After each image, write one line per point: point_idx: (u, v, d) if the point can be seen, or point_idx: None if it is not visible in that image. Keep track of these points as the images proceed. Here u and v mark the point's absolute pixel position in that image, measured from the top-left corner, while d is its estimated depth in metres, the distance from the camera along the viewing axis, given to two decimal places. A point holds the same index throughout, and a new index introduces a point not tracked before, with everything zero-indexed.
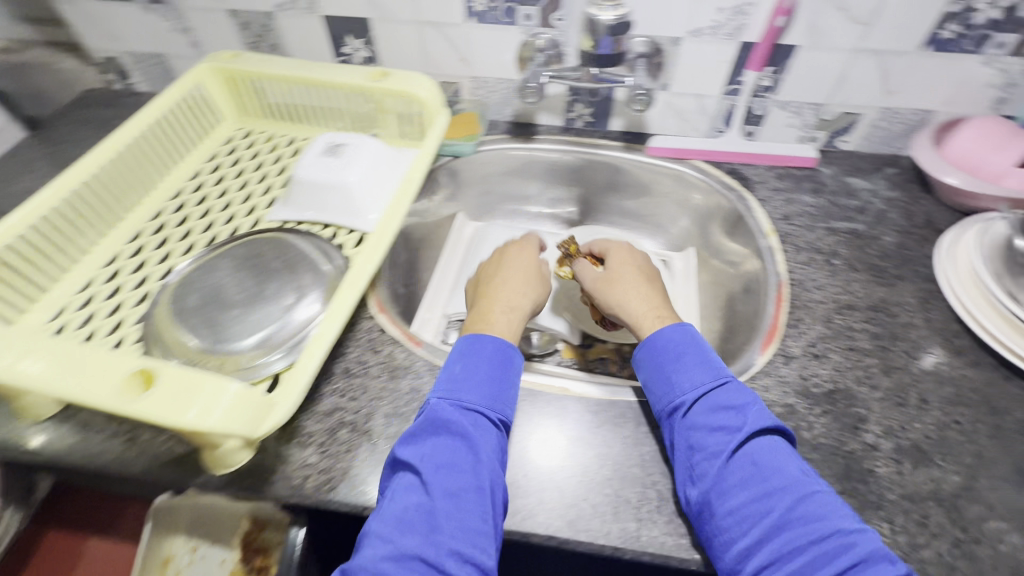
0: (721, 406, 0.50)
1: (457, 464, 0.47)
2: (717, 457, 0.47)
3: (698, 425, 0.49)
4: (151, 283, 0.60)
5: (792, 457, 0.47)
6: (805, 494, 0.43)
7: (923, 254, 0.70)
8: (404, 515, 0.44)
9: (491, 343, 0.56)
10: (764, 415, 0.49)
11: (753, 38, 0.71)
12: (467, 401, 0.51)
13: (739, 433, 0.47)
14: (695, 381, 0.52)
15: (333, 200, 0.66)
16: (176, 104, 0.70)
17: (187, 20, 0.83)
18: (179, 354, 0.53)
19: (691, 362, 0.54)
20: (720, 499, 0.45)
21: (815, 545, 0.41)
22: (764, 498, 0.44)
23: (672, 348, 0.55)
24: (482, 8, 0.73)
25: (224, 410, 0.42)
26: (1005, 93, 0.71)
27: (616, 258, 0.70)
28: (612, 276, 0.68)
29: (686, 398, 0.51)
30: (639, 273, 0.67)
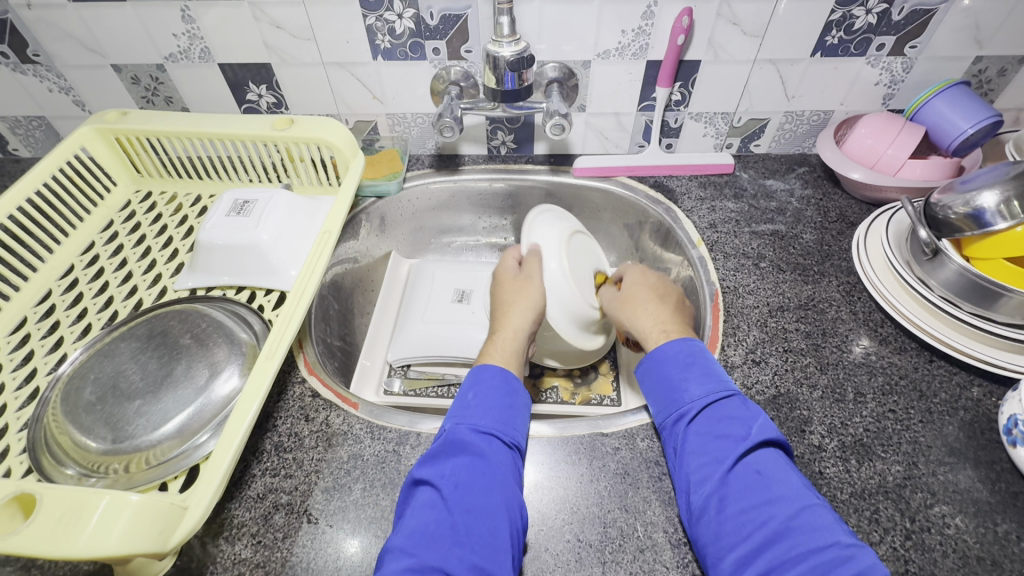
0: (727, 416, 0.49)
1: (475, 486, 0.45)
2: (720, 464, 0.46)
3: (701, 433, 0.49)
4: (41, 377, 0.53)
5: (794, 472, 0.46)
6: (805, 506, 0.42)
7: (841, 247, 0.73)
8: (423, 531, 0.42)
9: (490, 375, 0.55)
10: (769, 426, 0.48)
11: (659, 55, 0.73)
12: (485, 426, 0.50)
13: (744, 442, 0.47)
14: (702, 389, 0.51)
15: (246, 261, 0.61)
16: (56, 174, 0.63)
17: (68, 80, 0.77)
18: (78, 460, 0.48)
19: (697, 372, 0.53)
20: (720, 505, 0.44)
21: (814, 555, 0.39)
22: (765, 505, 0.43)
23: (681, 357, 0.54)
24: (387, 45, 0.71)
25: (124, 528, 0.36)
26: (891, 90, 0.77)
27: (632, 275, 0.68)
28: (626, 297, 0.66)
29: (692, 406, 0.51)
30: (653, 292, 0.64)
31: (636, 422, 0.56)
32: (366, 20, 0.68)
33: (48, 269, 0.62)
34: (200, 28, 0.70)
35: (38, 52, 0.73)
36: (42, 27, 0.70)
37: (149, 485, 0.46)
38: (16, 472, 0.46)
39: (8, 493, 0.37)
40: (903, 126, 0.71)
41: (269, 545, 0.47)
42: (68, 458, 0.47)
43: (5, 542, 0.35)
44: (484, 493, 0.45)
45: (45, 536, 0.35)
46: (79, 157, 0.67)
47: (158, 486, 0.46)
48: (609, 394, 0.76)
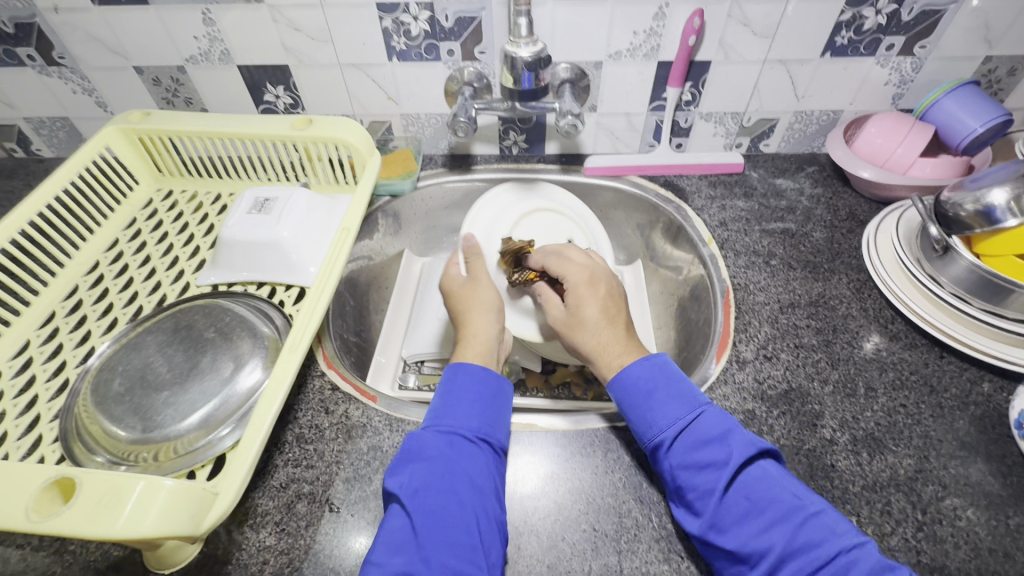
0: (705, 439, 0.47)
1: (435, 489, 0.45)
2: (709, 497, 0.45)
3: (684, 466, 0.47)
4: (70, 369, 0.55)
5: (784, 479, 0.45)
6: (804, 518, 0.42)
7: (851, 245, 0.73)
8: (391, 540, 0.43)
9: (465, 373, 0.54)
10: (748, 443, 0.46)
11: (670, 56, 0.74)
12: (449, 427, 0.50)
13: (727, 468, 0.45)
14: (673, 417, 0.49)
15: (267, 257, 0.63)
16: (82, 173, 0.65)
17: (91, 81, 0.79)
18: (108, 448, 0.49)
19: (664, 398, 0.50)
20: (720, 536, 0.44)
21: (819, 574, 0.40)
22: (761, 532, 0.42)
23: (644, 385, 0.52)
24: (403, 46, 0.73)
25: (158, 514, 0.38)
26: (900, 89, 0.77)
27: (581, 283, 0.61)
28: (577, 320, 0.59)
29: (666, 438, 0.48)
30: (605, 314, 0.59)
31: None
32: (382, 22, 0.70)
33: (75, 264, 0.63)
34: (220, 31, 0.72)
35: (64, 55, 0.75)
36: (68, 30, 0.72)
37: (179, 473, 0.47)
38: (50, 459, 0.48)
39: (48, 478, 0.38)
40: (912, 126, 0.72)
41: (293, 533, 0.49)
42: (99, 446, 0.49)
43: (45, 523, 0.37)
44: (448, 494, 0.45)
45: (85, 518, 0.37)
46: (105, 156, 0.69)
47: (186, 474, 0.48)
48: None
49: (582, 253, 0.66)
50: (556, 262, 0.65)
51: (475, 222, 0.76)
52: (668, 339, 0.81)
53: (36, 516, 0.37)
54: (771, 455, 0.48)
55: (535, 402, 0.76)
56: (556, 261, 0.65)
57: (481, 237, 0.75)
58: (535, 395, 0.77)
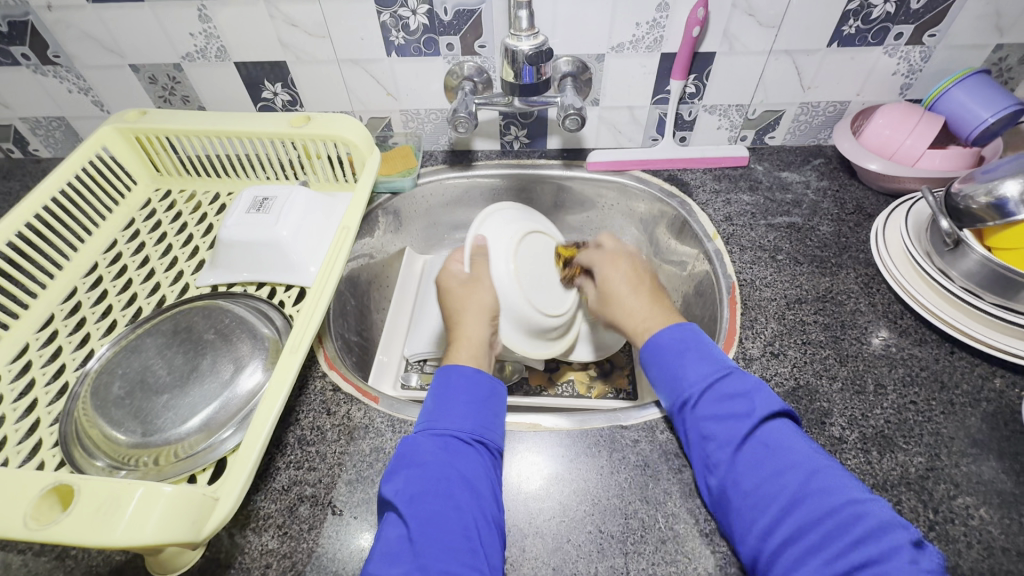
0: (728, 394, 0.49)
1: (431, 494, 0.45)
2: (728, 446, 0.46)
3: (708, 417, 0.48)
4: (69, 373, 0.54)
5: (800, 437, 0.46)
6: (815, 470, 0.43)
7: (859, 239, 0.72)
8: (387, 550, 0.42)
9: (458, 374, 0.55)
10: (772, 399, 0.48)
11: (673, 48, 0.72)
12: (445, 429, 0.50)
13: (749, 420, 0.46)
14: (700, 374, 0.50)
15: (267, 257, 0.62)
16: (79, 174, 0.64)
17: (87, 80, 0.78)
18: (107, 452, 0.49)
19: (694, 358, 0.52)
20: (735, 485, 0.44)
21: (830, 518, 0.40)
22: (774, 477, 0.43)
23: (674, 347, 0.53)
24: (401, 41, 0.72)
25: (157, 522, 0.37)
26: (909, 79, 0.76)
27: (605, 262, 0.67)
28: (608, 295, 0.64)
29: (692, 392, 0.50)
30: (631, 286, 0.63)
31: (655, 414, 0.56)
32: (379, 16, 0.69)
33: (74, 266, 0.63)
34: (216, 27, 0.70)
35: (59, 54, 0.74)
36: (62, 28, 0.71)
37: (180, 477, 0.47)
38: (49, 465, 0.47)
39: (46, 485, 0.38)
40: (922, 115, 0.70)
41: (295, 536, 0.48)
42: (98, 451, 0.49)
43: (45, 532, 0.36)
44: (443, 498, 0.45)
45: (84, 527, 0.36)
46: (101, 156, 0.68)
47: (187, 478, 0.47)
48: (625, 387, 0.76)
49: (612, 238, 0.70)
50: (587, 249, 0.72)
51: (483, 226, 0.70)
52: None
53: (34, 525, 0.37)
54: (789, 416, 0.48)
55: (539, 400, 0.75)
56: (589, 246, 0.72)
57: (492, 236, 0.69)
58: (539, 393, 0.77)
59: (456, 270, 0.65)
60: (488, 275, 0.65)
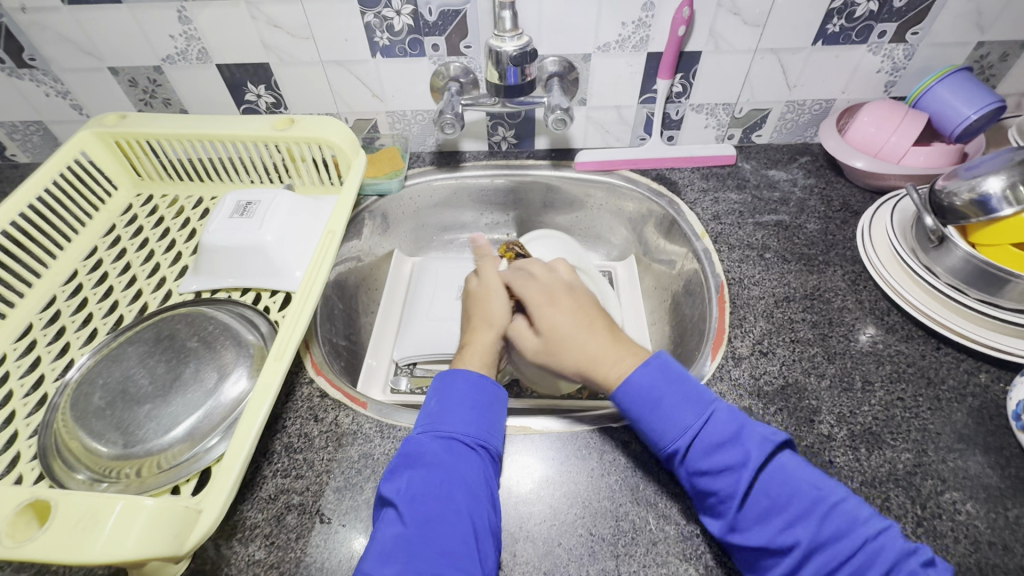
0: (718, 442, 0.46)
1: (432, 497, 0.45)
2: (731, 501, 0.44)
3: (700, 474, 0.46)
4: (48, 384, 0.53)
5: (801, 469, 0.45)
6: (827, 510, 0.42)
7: (845, 236, 0.73)
8: (382, 549, 0.42)
9: (464, 378, 0.54)
10: (765, 440, 0.46)
11: (659, 48, 0.72)
12: (449, 432, 0.49)
13: (745, 470, 0.44)
14: (684, 425, 0.47)
15: (252, 263, 0.61)
16: (56, 179, 0.63)
17: (65, 84, 0.76)
18: (89, 464, 0.48)
19: (672, 404, 0.48)
20: (745, 538, 0.43)
21: (846, 564, 0.40)
22: (786, 529, 0.42)
23: (648, 394, 0.50)
24: (386, 42, 0.71)
25: (140, 534, 0.36)
26: (893, 77, 0.76)
27: (543, 302, 0.61)
28: (555, 338, 0.58)
29: (680, 446, 0.47)
30: (582, 323, 0.58)
31: None
32: (363, 17, 0.68)
33: (53, 274, 0.61)
34: (196, 29, 0.69)
35: (35, 56, 0.72)
36: (37, 30, 0.69)
37: (162, 489, 0.46)
38: (28, 478, 0.46)
39: (21, 501, 0.37)
40: (905, 114, 0.71)
41: (282, 545, 0.47)
42: (79, 463, 0.48)
43: (22, 549, 0.36)
44: (444, 502, 0.45)
45: (63, 542, 0.35)
46: (80, 161, 0.67)
47: (171, 489, 0.46)
48: None
49: (565, 267, 0.66)
50: (518, 276, 0.64)
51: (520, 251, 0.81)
52: (663, 335, 0.80)
53: (10, 542, 0.36)
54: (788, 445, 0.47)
55: (530, 402, 0.75)
56: (520, 278, 0.64)
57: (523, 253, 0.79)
58: (531, 396, 0.76)
59: (472, 283, 0.67)
60: (497, 283, 0.65)
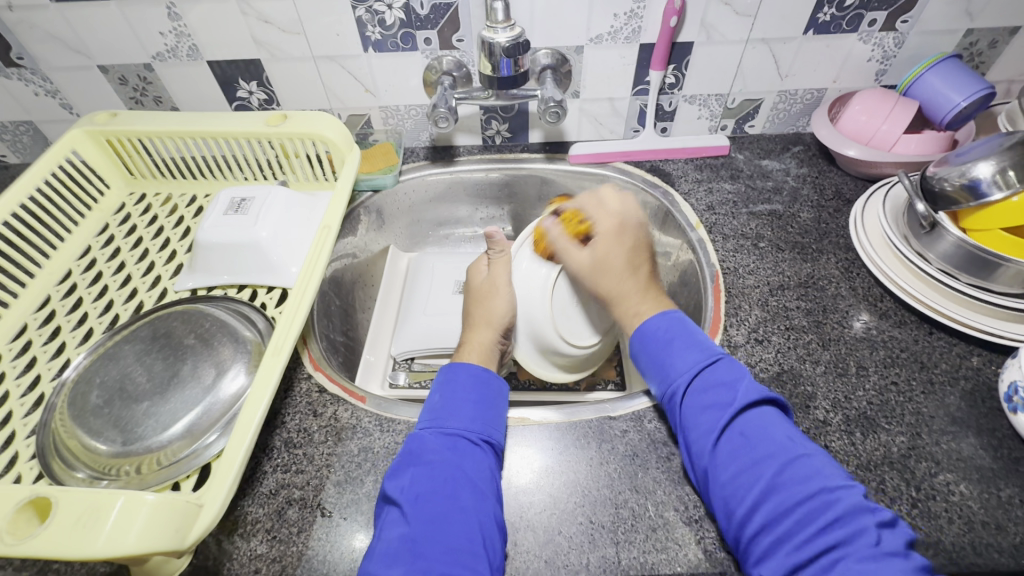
0: (712, 383, 0.49)
1: (436, 495, 0.45)
2: (709, 435, 0.46)
3: (693, 406, 0.49)
4: (45, 384, 0.53)
5: (781, 423, 0.46)
6: (792, 459, 0.43)
7: (838, 225, 0.73)
8: (387, 549, 0.42)
9: (466, 371, 0.55)
10: (753, 388, 0.48)
11: (652, 39, 0.72)
12: (454, 428, 0.50)
13: (730, 409, 0.47)
14: (687, 363, 0.51)
15: (248, 259, 0.61)
16: (48, 179, 0.63)
17: (53, 82, 0.75)
18: (88, 463, 0.48)
19: (681, 346, 0.52)
20: (715, 473, 0.45)
21: (800, 506, 0.40)
22: (752, 467, 0.44)
23: (660, 334, 0.54)
24: (378, 37, 0.71)
25: (141, 529, 0.36)
26: (883, 65, 0.77)
27: (613, 229, 0.62)
28: (603, 264, 0.60)
29: (679, 381, 0.50)
30: (628, 263, 0.60)
31: (643, 404, 0.57)
32: (355, 11, 0.68)
33: (47, 274, 0.61)
34: (186, 25, 0.69)
35: (23, 55, 0.71)
36: (25, 29, 0.68)
37: (163, 485, 0.46)
38: (27, 478, 0.46)
39: (22, 498, 0.37)
40: (897, 102, 0.71)
41: (284, 540, 0.48)
42: (78, 461, 0.48)
43: (23, 546, 0.36)
44: (448, 500, 0.45)
45: (64, 538, 0.36)
46: (71, 161, 0.66)
47: (171, 485, 0.47)
48: (614, 378, 0.78)
49: (616, 194, 0.65)
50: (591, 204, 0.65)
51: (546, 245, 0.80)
52: None
53: (11, 539, 0.36)
54: (777, 404, 0.49)
55: (528, 395, 0.75)
56: (589, 205, 0.65)
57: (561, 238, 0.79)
58: (528, 388, 0.76)
59: (479, 275, 0.68)
60: (504, 280, 0.65)
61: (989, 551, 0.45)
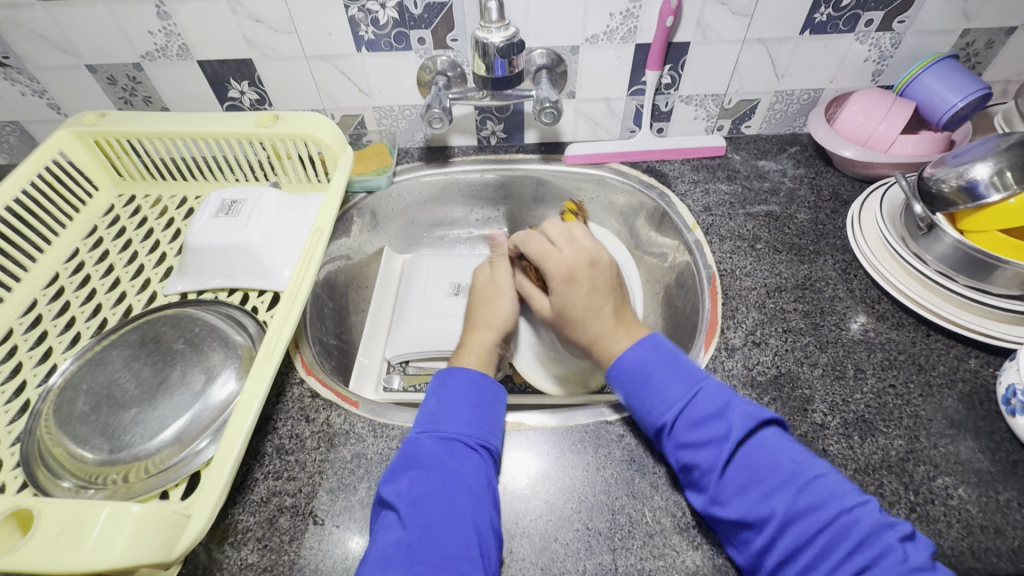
0: (701, 417, 0.47)
1: (433, 499, 0.44)
2: (711, 472, 0.45)
3: (685, 445, 0.47)
4: (30, 390, 0.52)
5: (785, 446, 0.46)
6: (803, 485, 0.43)
7: (835, 226, 0.73)
8: (382, 554, 0.41)
9: (464, 375, 0.54)
10: (749, 415, 0.47)
11: (648, 39, 0.72)
12: (451, 432, 0.49)
13: (727, 443, 0.45)
14: (673, 399, 0.49)
15: (238, 262, 0.60)
16: (35, 181, 0.61)
17: (40, 82, 0.74)
18: (74, 472, 0.47)
19: (660, 381, 0.51)
20: (723, 508, 0.44)
21: (823, 529, 0.41)
22: (763, 499, 0.43)
23: (640, 369, 0.52)
24: (371, 36, 0.70)
25: (126, 541, 0.36)
26: (880, 65, 0.76)
27: (564, 278, 0.59)
28: (566, 310, 0.59)
29: (667, 420, 0.49)
30: (595, 306, 0.58)
31: None
32: (347, 10, 0.67)
33: (33, 277, 0.60)
34: (176, 24, 0.68)
35: (10, 55, 0.70)
36: (11, 28, 0.67)
37: (150, 494, 0.45)
38: (11, 487, 0.45)
39: (4, 510, 0.36)
40: (893, 102, 0.71)
41: (276, 548, 0.47)
42: (64, 470, 0.47)
43: (5, 560, 0.35)
44: (445, 504, 0.44)
45: (47, 551, 0.35)
46: (59, 162, 0.65)
47: (159, 494, 0.46)
48: None
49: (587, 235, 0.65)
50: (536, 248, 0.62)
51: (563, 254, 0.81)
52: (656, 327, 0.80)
53: None
54: (775, 423, 0.48)
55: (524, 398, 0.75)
56: (542, 249, 0.62)
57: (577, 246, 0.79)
58: (524, 391, 0.76)
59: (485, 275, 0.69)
60: (507, 285, 0.66)
61: (988, 556, 0.44)
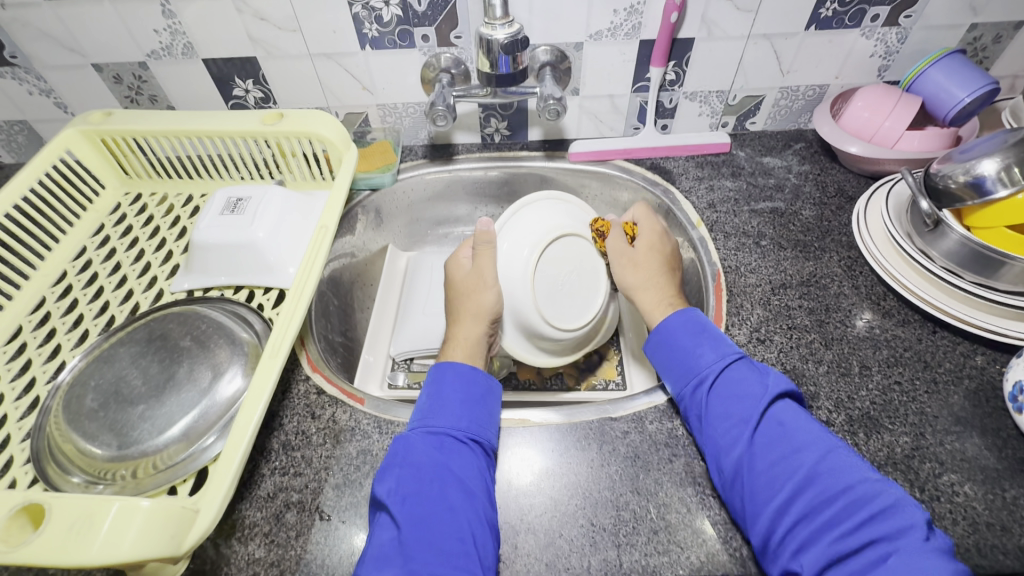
0: (742, 375, 0.51)
1: (425, 497, 0.45)
2: (745, 424, 0.48)
3: (724, 396, 0.50)
4: (40, 387, 0.52)
5: (809, 417, 0.48)
6: (829, 450, 0.45)
7: (841, 223, 0.73)
8: (377, 554, 0.42)
9: (453, 370, 0.54)
10: (784, 380, 0.50)
11: (652, 35, 0.72)
12: (440, 427, 0.50)
13: (764, 400, 0.48)
14: (716, 356, 0.52)
15: (244, 260, 0.61)
16: (43, 179, 0.62)
17: (47, 81, 0.75)
18: (83, 468, 0.47)
19: (708, 340, 0.54)
20: (750, 464, 0.46)
21: (842, 497, 0.42)
22: (791, 456, 0.45)
23: (689, 328, 0.56)
24: (375, 34, 0.70)
25: (136, 535, 0.36)
26: (886, 61, 0.76)
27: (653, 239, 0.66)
28: (638, 259, 0.65)
29: (710, 371, 0.52)
30: (665, 262, 0.65)
31: (644, 405, 0.56)
32: (351, 8, 0.67)
33: (42, 275, 0.61)
34: (181, 23, 0.68)
35: (17, 54, 0.71)
36: (18, 27, 0.68)
37: (159, 489, 0.46)
38: (21, 483, 0.46)
39: (15, 505, 0.37)
40: (899, 98, 0.70)
41: (282, 544, 0.47)
42: (73, 466, 0.47)
43: (17, 553, 0.35)
44: (436, 500, 0.45)
45: (58, 545, 0.35)
46: (66, 160, 0.65)
47: (167, 489, 0.46)
48: (614, 377, 0.76)
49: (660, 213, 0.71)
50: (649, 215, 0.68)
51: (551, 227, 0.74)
52: None
53: (6, 547, 0.36)
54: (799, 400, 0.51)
55: (529, 395, 0.75)
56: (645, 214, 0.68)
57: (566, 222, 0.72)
58: (528, 388, 0.76)
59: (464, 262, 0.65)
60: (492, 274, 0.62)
61: (994, 553, 0.44)
